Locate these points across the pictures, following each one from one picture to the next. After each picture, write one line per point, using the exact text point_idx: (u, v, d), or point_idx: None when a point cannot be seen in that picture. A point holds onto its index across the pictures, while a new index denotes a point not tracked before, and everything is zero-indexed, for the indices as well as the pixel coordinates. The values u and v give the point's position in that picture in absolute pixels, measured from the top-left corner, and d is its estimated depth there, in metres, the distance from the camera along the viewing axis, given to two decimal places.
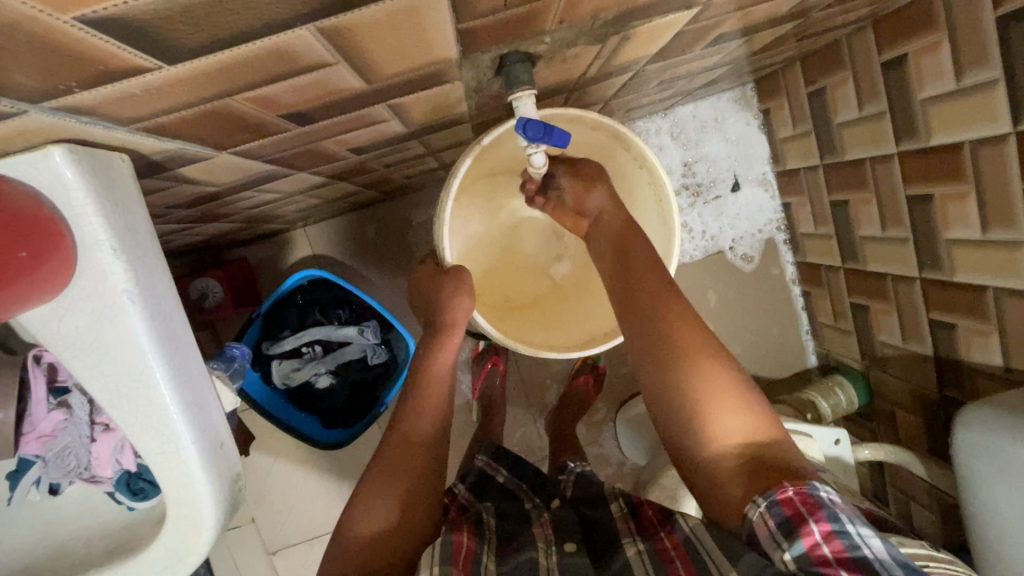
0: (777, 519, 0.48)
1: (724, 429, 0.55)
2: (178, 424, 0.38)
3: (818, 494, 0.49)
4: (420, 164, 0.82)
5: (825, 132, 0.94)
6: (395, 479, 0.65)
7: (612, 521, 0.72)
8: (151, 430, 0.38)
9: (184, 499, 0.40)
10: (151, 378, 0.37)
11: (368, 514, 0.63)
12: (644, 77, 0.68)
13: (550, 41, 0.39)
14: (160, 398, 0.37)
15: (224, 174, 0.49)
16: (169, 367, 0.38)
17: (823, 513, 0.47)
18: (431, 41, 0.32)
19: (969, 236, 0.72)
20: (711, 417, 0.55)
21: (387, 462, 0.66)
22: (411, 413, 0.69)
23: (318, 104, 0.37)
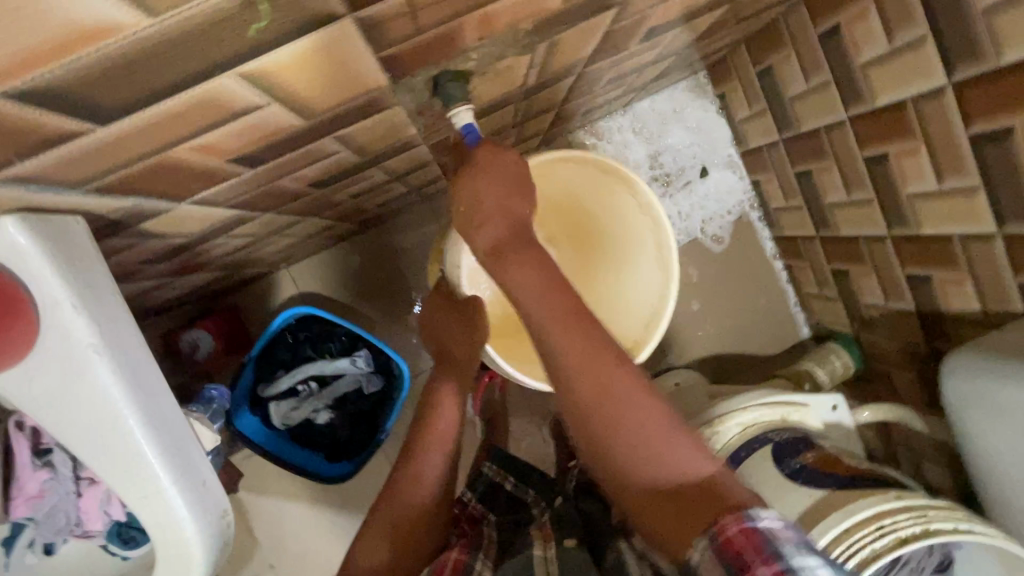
0: (724, 567, 0.43)
1: (678, 463, 0.49)
2: (156, 468, 0.39)
3: (758, 527, 0.44)
4: (388, 191, 0.84)
5: (779, 108, 0.97)
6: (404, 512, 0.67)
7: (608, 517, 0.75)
8: (130, 476, 0.38)
9: (170, 542, 0.40)
10: (125, 424, 0.38)
11: (373, 552, 0.65)
12: (590, 79, 0.70)
13: (477, 57, 0.41)
14: (136, 442, 0.38)
15: (189, 224, 0.50)
16: (141, 411, 0.39)
17: (768, 554, 0.42)
18: (357, 73, 0.33)
19: (927, 189, 0.74)
20: (666, 453, 0.49)
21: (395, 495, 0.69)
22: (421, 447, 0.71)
23: (263, 145, 0.39)
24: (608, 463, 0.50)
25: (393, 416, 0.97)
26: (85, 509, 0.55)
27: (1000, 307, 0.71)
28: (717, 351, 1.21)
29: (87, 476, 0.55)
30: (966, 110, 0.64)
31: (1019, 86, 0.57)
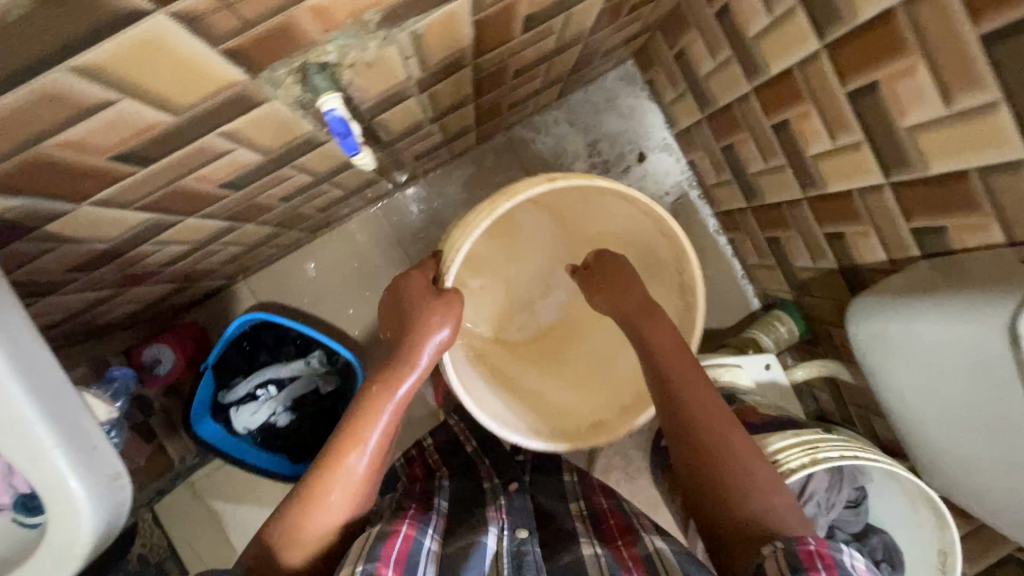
0: (790, 562, 0.50)
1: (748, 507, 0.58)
2: (43, 434, 0.36)
3: (840, 557, 0.50)
4: (321, 193, 0.88)
5: (696, 87, 1.01)
6: (328, 493, 0.67)
7: (570, 520, 0.74)
8: (12, 441, 0.35)
9: (58, 509, 0.38)
10: (5, 392, 0.35)
11: (295, 527, 0.66)
12: (491, 71, 0.74)
13: (335, 49, 0.45)
14: (19, 412, 0.35)
15: (102, 227, 0.54)
16: (25, 376, 0.36)
17: (836, 568, 0.49)
18: (205, 66, 0.37)
19: (825, 148, 0.77)
20: (742, 494, 0.58)
21: (319, 475, 0.68)
22: (352, 436, 0.69)
23: (142, 143, 0.43)
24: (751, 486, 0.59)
25: None
26: None
27: (901, 253, 0.74)
28: None
29: None
30: (840, 70, 0.68)
31: (875, 41, 0.61)
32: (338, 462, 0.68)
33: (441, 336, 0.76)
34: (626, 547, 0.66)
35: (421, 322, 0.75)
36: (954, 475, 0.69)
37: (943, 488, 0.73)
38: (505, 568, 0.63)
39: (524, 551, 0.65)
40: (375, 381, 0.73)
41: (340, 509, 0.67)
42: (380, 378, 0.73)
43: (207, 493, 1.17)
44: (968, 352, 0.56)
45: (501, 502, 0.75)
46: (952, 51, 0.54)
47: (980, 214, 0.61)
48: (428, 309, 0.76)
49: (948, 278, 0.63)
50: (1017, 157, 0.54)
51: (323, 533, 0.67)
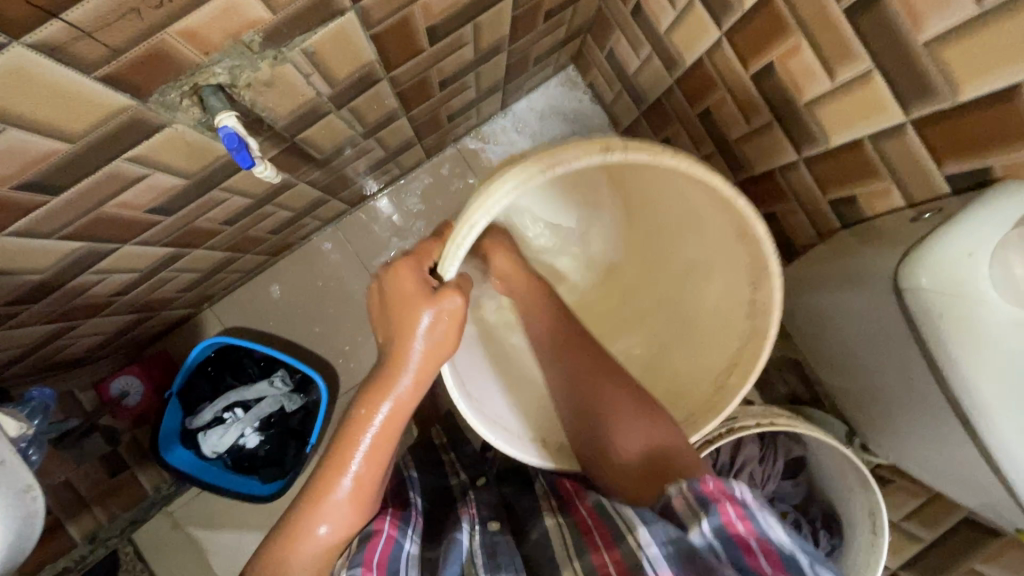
0: (697, 498, 0.51)
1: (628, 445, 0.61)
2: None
3: (736, 490, 0.52)
4: (268, 215, 0.91)
5: (629, 85, 1.04)
6: (315, 521, 0.57)
7: (535, 499, 0.69)
8: None
9: None
10: None
11: (281, 559, 0.56)
12: (412, 84, 0.77)
13: (224, 71, 0.48)
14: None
15: (30, 258, 0.57)
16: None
17: (736, 499, 0.51)
18: (82, 92, 0.40)
19: (744, 131, 0.80)
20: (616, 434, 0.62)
21: (305, 503, 0.57)
22: (338, 460, 0.57)
23: (42, 172, 0.45)
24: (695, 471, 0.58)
25: (316, 429, 1.02)
26: None
27: (825, 227, 0.76)
28: None
29: None
30: (740, 55, 0.70)
31: (761, 24, 0.64)
32: (326, 487, 0.57)
33: (418, 331, 0.55)
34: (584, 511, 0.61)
35: (406, 325, 0.56)
36: (897, 444, 0.69)
37: (895, 459, 0.72)
38: (478, 564, 0.58)
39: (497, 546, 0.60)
40: (361, 402, 0.56)
41: (333, 537, 0.58)
42: (359, 399, 0.57)
43: (187, 522, 1.18)
44: (879, 316, 0.59)
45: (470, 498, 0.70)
46: (825, 26, 0.57)
47: (880, 179, 0.63)
48: (419, 313, 0.55)
49: (859, 244, 0.64)
50: (899, 120, 0.56)
51: (312, 563, 0.57)
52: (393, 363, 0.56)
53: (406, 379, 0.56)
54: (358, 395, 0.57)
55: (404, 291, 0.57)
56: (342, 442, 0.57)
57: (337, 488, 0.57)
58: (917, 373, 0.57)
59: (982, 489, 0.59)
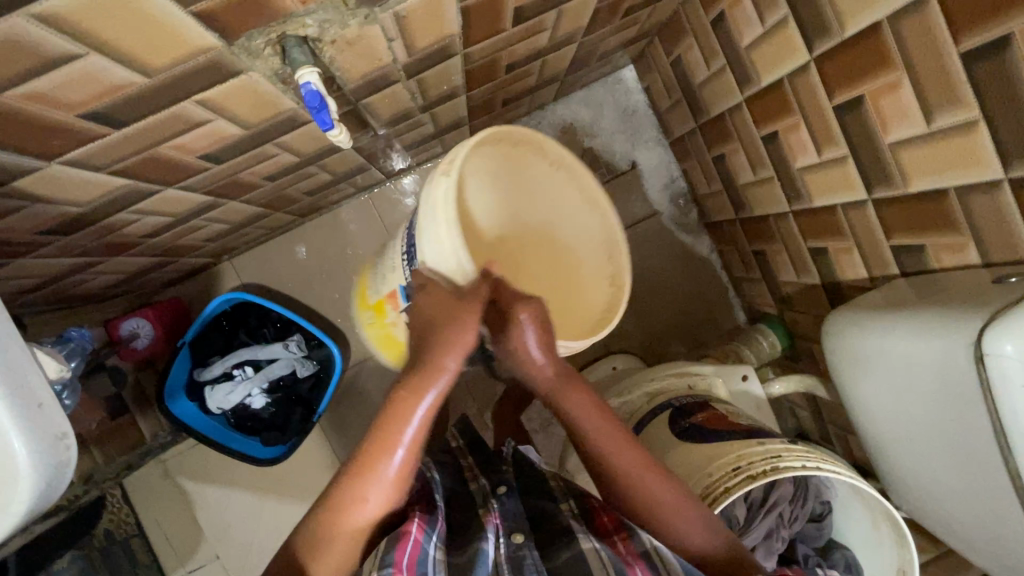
0: None
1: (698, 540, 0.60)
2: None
3: None
4: (307, 178, 0.89)
5: (691, 95, 1.01)
6: (357, 498, 0.57)
7: (562, 517, 0.66)
8: None
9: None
10: None
11: (323, 537, 0.57)
12: (483, 63, 0.74)
13: (314, 23, 0.45)
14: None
15: (77, 189, 0.54)
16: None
17: None
18: (175, 27, 0.37)
19: (811, 161, 0.78)
20: (687, 528, 0.60)
21: (352, 485, 0.57)
22: (383, 445, 0.58)
23: (112, 104, 0.43)
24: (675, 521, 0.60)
25: (327, 397, 1.00)
26: None
27: (880, 271, 0.74)
28: (655, 338, 1.24)
29: None
30: (827, 83, 0.68)
31: (861, 55, 0.61)
32: (373, 472, 0.57)
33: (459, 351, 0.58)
34: (623, 541, 0.60)
35: (453, 326, 0.57)
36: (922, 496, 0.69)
37: (916, 511, 0.72)
38: None
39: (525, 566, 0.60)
40: (404, 385, 0.58)
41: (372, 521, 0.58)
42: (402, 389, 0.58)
43: (177, 472, 1.16)
44: (943, 378, 0.57)
45: (494, 504, 0.68)
46: (936, 69, 0.54)
47: (956, 233, 0.61)
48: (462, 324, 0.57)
49: (920, 295, 0.63)
50: (995, 176, 0.54)
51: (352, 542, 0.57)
52: (440, 347, 0.58)
53: (448, 368, 0.58)
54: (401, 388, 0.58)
55: (444, 299, 0.58)
56: (388, 429, 0.57)
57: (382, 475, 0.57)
58: (976, 433, 0.56)
59: (1012, 557, 0.59)
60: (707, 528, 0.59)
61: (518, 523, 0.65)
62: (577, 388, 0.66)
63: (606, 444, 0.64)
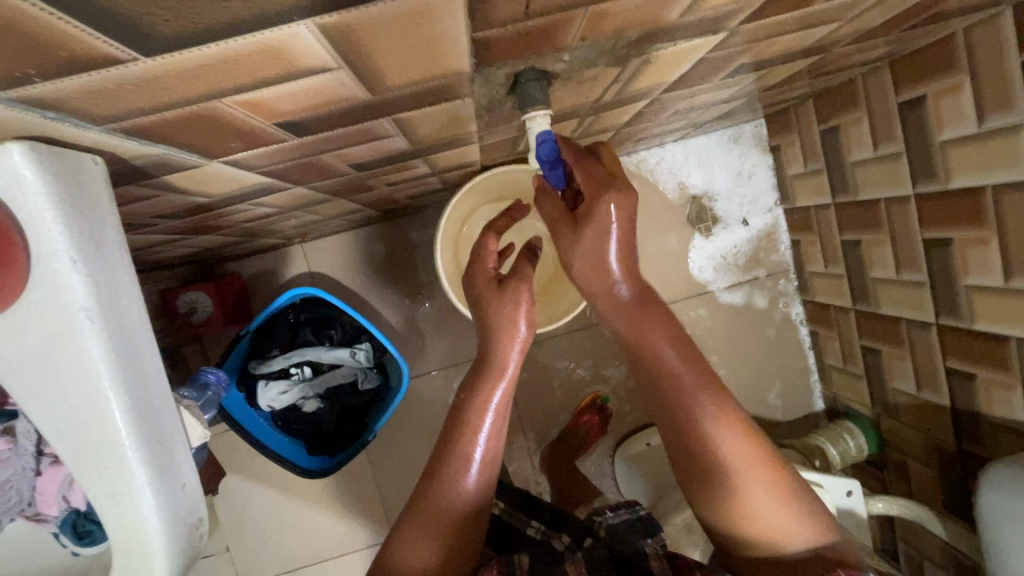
0: None
1: (760, 520, 0.51)
2: (134, 467, 0.29)
3: None
4: (422, 184, 0.80)
5: (837, 171, 0.93)
6: (429, 497, 0.59)
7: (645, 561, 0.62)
8: (100, 469, 0.28)
9: (130, 559, 0.30)
10: (103, 410, 0.28)
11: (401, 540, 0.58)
12: (659, 107, 0.66)
13: (568, 60, 0.37)
14: (116, 434, 0.28)
15: (218, 184, 0.46)
16: (133, 391, 0.29)
17: None
18: (443, 50, 0.29)
19: (990, 283, 0.70)
20: (745, 503, 0.50)
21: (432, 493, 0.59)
22: (449, 455, 0.61)
23: (318, 114, 0.34)
24: (749, 492, 0.50)
25: (385, 416, 0.92)
26: (41, 490, 0.42)
27: None
28: None
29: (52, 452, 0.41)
30: None
31: None
32: (448, 477, 0.59)
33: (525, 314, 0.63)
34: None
35: (498, 307, 0.64)
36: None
37: None
38: None
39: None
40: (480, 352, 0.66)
41: (446, 534, 0.58)
42: (469, 383, 0.64)
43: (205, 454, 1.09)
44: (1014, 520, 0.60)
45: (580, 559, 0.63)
46: None
47: None
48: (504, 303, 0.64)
49: None
50: None
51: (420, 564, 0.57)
52: (496, 304, 0.64)
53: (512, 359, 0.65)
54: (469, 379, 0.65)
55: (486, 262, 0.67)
56: (467, 426, 0.61)
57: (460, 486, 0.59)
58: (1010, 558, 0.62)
59: None
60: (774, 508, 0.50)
61: None
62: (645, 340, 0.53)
63: (682, 425, 0.52)
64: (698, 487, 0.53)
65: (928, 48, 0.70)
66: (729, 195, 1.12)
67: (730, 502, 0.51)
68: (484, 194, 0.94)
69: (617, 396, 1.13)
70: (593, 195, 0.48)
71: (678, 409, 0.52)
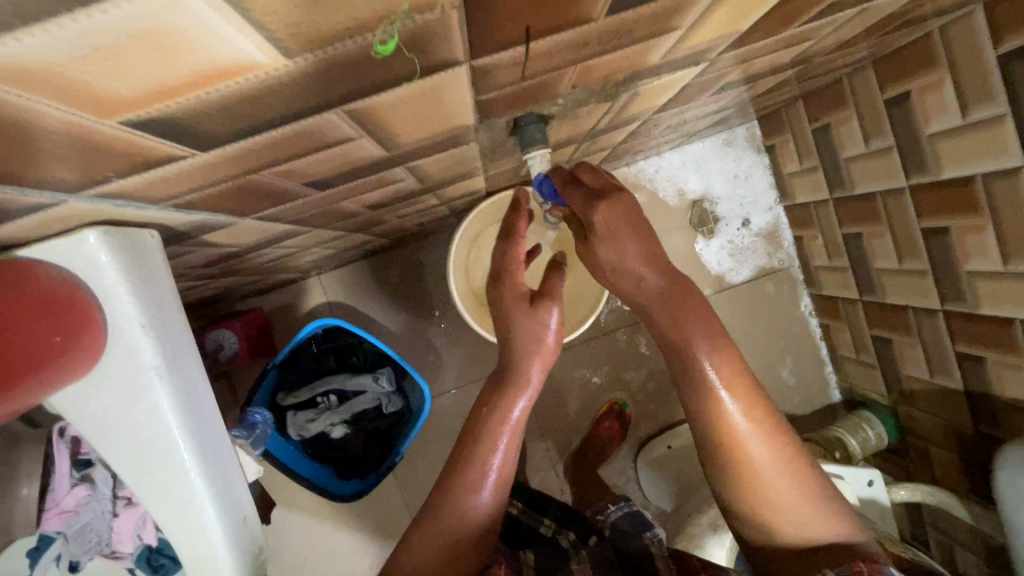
0: None
1: (786, 515, 0.52)
2: (204, 500, 0.33)
3: None
4: (433, 212, 0.84)
5: (832, 167, 0.95)
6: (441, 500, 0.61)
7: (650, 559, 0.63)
8: (174, 504, 0.33)
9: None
10: (175, 453, 0.32)
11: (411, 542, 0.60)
12: (652, 125, 0.69)
13: (562, 103, 0.40)
14: (187, 476, 0.33)
15: (247, 235, 0.50)
16: (196, 435, 0.33)
17: None
18: (451, 111, 0.32)
19: (990, 268, 0.71)
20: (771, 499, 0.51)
21: (448, 503, 0.60)
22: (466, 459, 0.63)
23: (340, 171, 0.38)
24: (774, 490, 0.51)
25: (411, 437, 0.95)
26: (118, 530, 0.48)
27: None
28: None
29: (125, 495, 0.48)
30: None
31: None
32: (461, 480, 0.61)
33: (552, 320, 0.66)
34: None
35: (521, 322, 0.67)
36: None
37: None
38: None
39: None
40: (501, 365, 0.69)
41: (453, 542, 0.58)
42: (491, 394, 0.66)
43: None
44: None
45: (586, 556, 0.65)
46: None
47: None
48: (530, 323, 0.67)
49: None
50: None
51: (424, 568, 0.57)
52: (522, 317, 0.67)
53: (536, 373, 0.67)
54: (485, 399, 0.67)
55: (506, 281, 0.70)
56: (488, 433, 0.63)
57: (471, 494, 0.60)
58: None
59: None
60: (802, 502, 0.51)
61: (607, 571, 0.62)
62: (684, 340, 0.51)
63: (718, 423, 0.52)
64: (727, 483, 0.53)
65: (908, 46, 0.72)
66: (728, 196, 1.15)
67: (756, 496, 0.52)
68: (491, 214, 0.98)
69: (635, 401, 1.15)
70: (587, 219, 0.49)
71: (716, 408, 0.51)
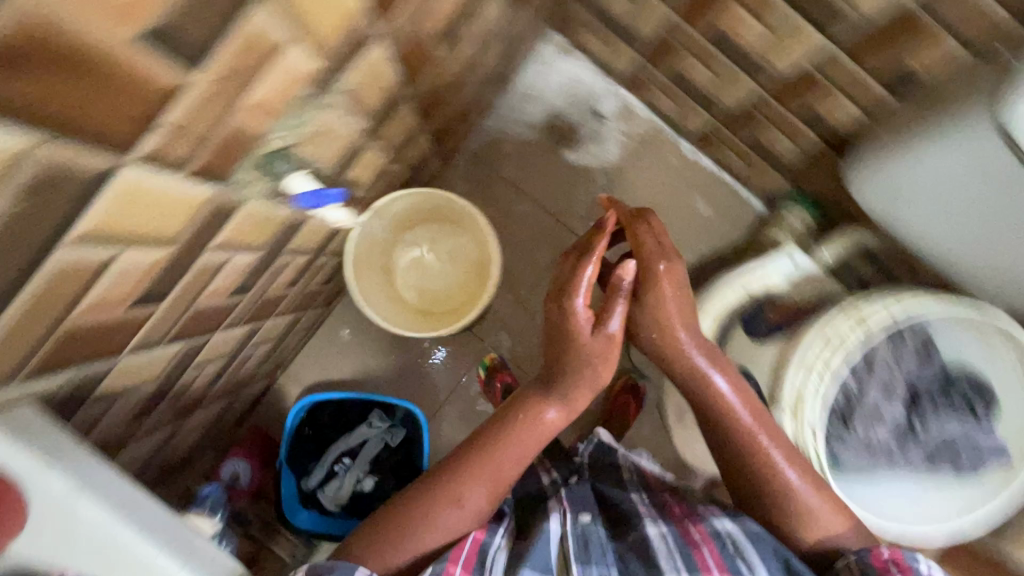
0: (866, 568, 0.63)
1: (806, 536, 0.69)
2: (158, 560, 0.46)
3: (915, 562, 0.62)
4: (318, 264, 0.92)
5: (623, 32, 1.02)
6: (444, 503, 0.67)
7: (626, 500, 0.78)
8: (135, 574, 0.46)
9: None
10: (122, 537, 0.46)
11: (392, 528, 0.66)
12: (431, 96, 0.77)
13: (283, 134, 0.48)
14: (129, 544, 0.46)
15: (144, 370, 0.58)
16: (134, 520, 0.46)
17: (905, 564, 0.61)
18: (179, 196, 0.41)
19: (763, 36, 0.79)
20: (797, 527, 0.69)
21: (436, 494, 0.67)
22: (476, 469, 0.69)
23: (151, 283, 0.46)
24: (808, 531, 0.69)
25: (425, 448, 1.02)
26: None
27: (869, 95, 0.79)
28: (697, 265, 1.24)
29: None
30: None
31: None
32: (465, 481, 0.68)
33: (614, 328, 0.69)
34: (695, 526, 0.71)
35: (575, 350, 0.70)
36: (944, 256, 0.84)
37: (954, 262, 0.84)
38: (575, 551, 0.68)
39: (591, 534, 0.70)
40: (541, 386, 0.73)
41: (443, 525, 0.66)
42: (532, 400, 0.72)
43: None
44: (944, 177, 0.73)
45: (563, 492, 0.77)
46: None
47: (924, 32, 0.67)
48: (598, 342, 0.69)
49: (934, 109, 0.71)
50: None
51: (415, 551, 0.65)
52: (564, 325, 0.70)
53: (581, 395, 0.72)
54: (525, 400, 0.73)
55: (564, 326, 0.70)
56: (516, 443, 0.70)
57: (466, 494, 0.68)
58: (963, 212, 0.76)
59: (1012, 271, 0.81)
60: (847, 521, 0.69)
61: (584, 504, 0.74)
62: (732, 413, 0.72)
63: (751, 445, 0.71)
64: (767, 506, 0.71)
65: None
66: (570, 104, 1.22)
67: (796, 525, 0.69)
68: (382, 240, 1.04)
69: None
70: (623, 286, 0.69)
71: (742, 437, 0.72)
